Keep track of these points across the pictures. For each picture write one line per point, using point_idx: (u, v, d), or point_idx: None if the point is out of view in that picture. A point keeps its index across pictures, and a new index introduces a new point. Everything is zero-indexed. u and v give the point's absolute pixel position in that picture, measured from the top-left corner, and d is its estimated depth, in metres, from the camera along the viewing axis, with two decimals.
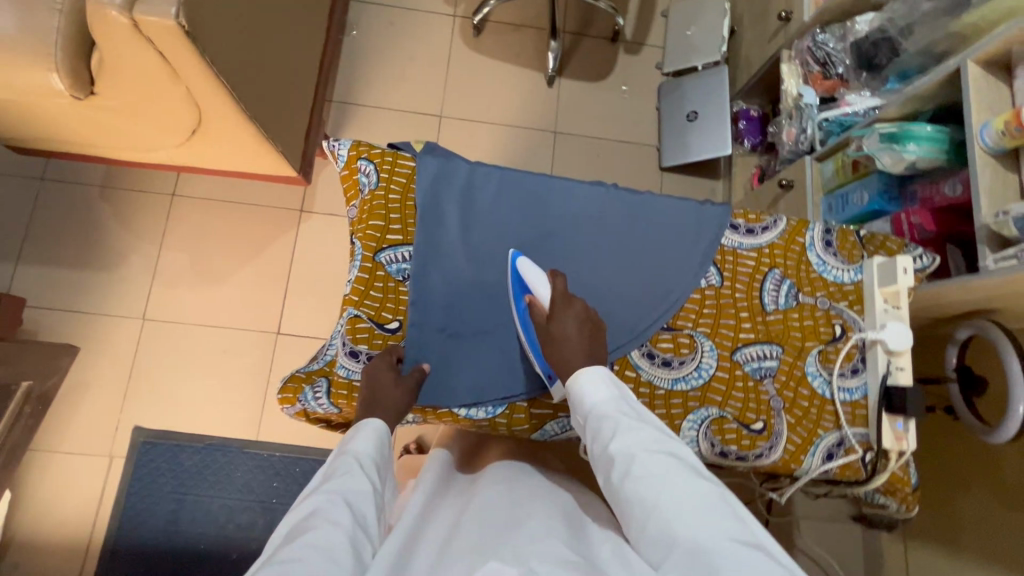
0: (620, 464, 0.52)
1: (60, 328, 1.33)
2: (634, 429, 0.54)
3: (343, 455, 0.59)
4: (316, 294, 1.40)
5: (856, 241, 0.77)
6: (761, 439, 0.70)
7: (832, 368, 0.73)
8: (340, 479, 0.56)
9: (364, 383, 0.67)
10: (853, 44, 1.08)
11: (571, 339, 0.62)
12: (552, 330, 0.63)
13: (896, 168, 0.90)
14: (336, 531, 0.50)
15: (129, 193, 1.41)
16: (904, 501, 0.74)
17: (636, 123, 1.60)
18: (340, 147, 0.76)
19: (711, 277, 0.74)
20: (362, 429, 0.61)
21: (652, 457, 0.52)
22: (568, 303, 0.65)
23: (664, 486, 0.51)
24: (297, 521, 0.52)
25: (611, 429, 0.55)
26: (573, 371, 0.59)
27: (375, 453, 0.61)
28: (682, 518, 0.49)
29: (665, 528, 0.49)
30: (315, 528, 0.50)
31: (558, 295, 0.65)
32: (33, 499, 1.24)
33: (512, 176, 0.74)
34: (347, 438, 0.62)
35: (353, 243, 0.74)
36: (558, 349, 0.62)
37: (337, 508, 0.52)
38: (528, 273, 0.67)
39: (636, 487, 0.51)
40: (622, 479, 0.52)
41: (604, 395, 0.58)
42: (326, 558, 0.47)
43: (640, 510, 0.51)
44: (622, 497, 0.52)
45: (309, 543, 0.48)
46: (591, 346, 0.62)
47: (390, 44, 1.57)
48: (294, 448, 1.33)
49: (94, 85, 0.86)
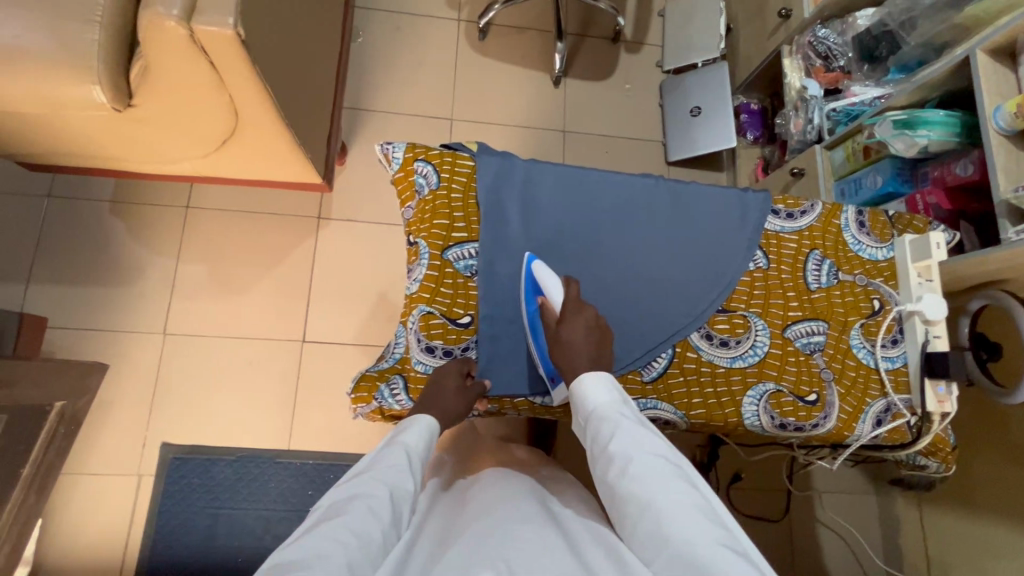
0: (617, 462, 0.54)
1: (79, 347, 1.30)
2: (632, 430, 0.56)
3: (394, 446, 0.61)
4: (338, 301, 1.39)
5: (886, 221, 0.83)
6: (816, 409, 0.75)
7: (875, 340, 0.77)
8: (387, 471, 0.58)
9: (431, 381, 0.71)
10: (854, 38, 1.15)
11: (579, 346, 0.64)
12: (563, 332, 0.65)
13: (909, 153, 0.97)
14: (371, 521, 0.51)
15: (141, 207, 1.38)
16: (944, 461, 0.80)
17: (641, 119, 1.64)
18: (394, 151, 0.78)
19: (759, 260, 0.79)
20: (416, 423, 0.64)
21: (649, 458, 0.53)
22: (580, 309, 0.67)
23: (659, 488, 0.51)
24: (340, 501, 0.54)
25: (611, 429, 0.56)
26: (578, 373, 0.61)
27: (423, 451, 0.63)
28: (675, 518, 0.49)
29: (659, 529, 0.49)
30: (353, 512, 0.52)
31: (570, 300, 0.68)
32: (63, 523, 1.21)
33: (566, 172, 0.78)
34: (398, 430, 0.64)
35: (417, 243, 0.76)
36: (565, 349, 0.64)
37: (381, 499, 0.54)
38: (545, 277, 0.69)
39: (631, 486, 0.52)
40: (619, 478, 0.53)
41: (606, 399, 0.60)
42: (360, 544, 0.49)
43: (634, 509, 0.51)
44: (617, 496, 0.53)
45: (346, 525, 0.50)
46: (598, 352, 0.64)
47: (397, 49, 1.58)
48: (326, 455, 1.32)
49: (132, 96, 0.85)
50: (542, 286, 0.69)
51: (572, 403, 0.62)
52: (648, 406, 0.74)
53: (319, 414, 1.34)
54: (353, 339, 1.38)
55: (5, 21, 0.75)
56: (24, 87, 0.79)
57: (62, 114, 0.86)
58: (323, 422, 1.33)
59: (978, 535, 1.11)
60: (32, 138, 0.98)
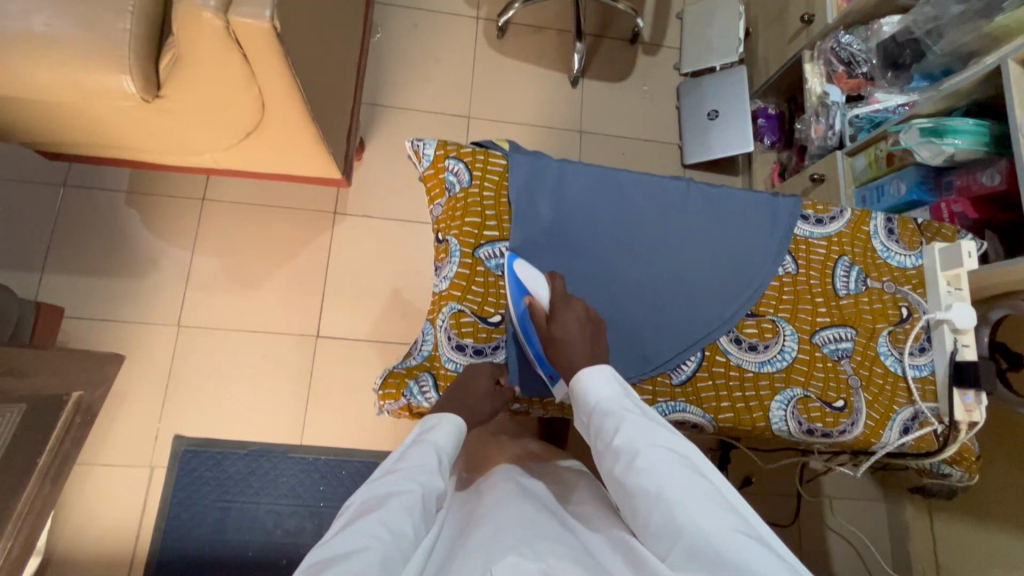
0: (624, 456, 0.53)
1: (93, 337, 1.30)
2: (637, 422, 0.55)
3: (422, 443, 0.60)
4: (353, 296, 1.39)
5: (916, 228, 0.83)
6: (843, 416, 0.75)
7: (903, 348, 0.78)
8: (418, 468, 0.57)
9: (461, 377, 0.71)
10: (878, 45, 1.15)
11: (573, 340, 0.63)
12: (554, 330, 0.64)
13: (935, 161, 0.96)
14: (404, 517, 0.51)
15: (157, 198, 1.38)
16: (968, 470, 0.80)
17: (658, 121, 1.63)
18: (425, 148, 0.79)
19: (788, 265, 0.79)
20: (444, 423, 0.63)
21: (657, 451, 0.52)
22: (567, 304, 0.66)
23: (668, 479, 0.50)
24: (372, 498, 0.53)
25: (615, 423, 0.55)
26: (578, 370, 0.60)
27: (450, 447, 0.63)
28: (687, 510, 0.48)
29: (672, 521, 0.48)
30: (387, 508, 0.51)
31: (557, 296, 0.67)
32: (76, 513, 1.21)
33: (597, 172, 0.78)
34: (424, 426, 0.63)
35: (448, 241, 0.76)
36: (561, 347, 0.63)
37: (414, 495, 0.54)
38: (526, 275, 0.70)
39: (638, 479, 0.51)
40: (627, 473, 0.52)
41: (607, 393, 0.59)
42: (394, 540, 0.49)
43: (643, 502, 0.51)
44: (627, 489, 0.53)
45: (379, 522, 0.50)
46: (593, 346, 0.63)
47: (416, 46, 1.58)
48: (338, 451, 1.31)
49: (162, 87, 0.84)
50: (528, 287, 0.70)
51: (574, 398, 0.61)
52: (677, 409, 0.75)
53: (331, 410, 1.33)
54: (367, 335, 1.37)
55: (39, 10, 0.75)
56: (54, 75, 0.78)
57: (90, 102, 0.85)
58: (335, 417, 1.32)
59: (991, 545, 1.10)
60: (52, 125, 0.97)
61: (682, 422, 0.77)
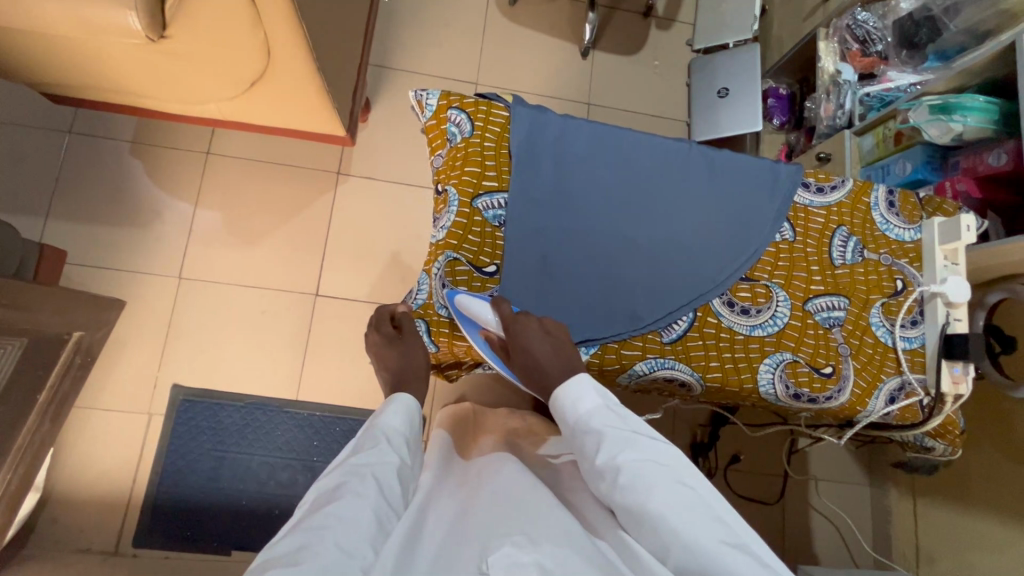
0: (607, 475, 0.55)
1: (96, 283, 1.31)
2: (617, 438, 0.57)
3: (375, 429, 0.63)
4: (352, 257, 1.39)
5: (916, 202, 0.84)
6: (831, 382, 0.76)
7: (895, 320, 0.79)
8: (369, 454, 0.59)
9: (382, 362, 0.74)
10: (895, 23, 1.13)
11: (543, 362, 0.65)
12: (523, 357, 0.66)
13: (942, 139, 0.96)
14: (362, 502, 0.53)
15: (161, 149, 1.38)
16: (951, 444, 0.82)
17: (667, 98, 1.61)
18: (429, 98, 0.80)
19: (786, 232, 0.80)
20: (393, 406, 0.66)
21: (639, 465, 0.54)
22: (520, 326, 0.66)
23: (651, 493, 0.52)
24: (326, 490, 0.55)
25: (595, 441, 0.57)
26: (553, 400, 0.63)
27: (401, 427, 0.65)
28: (671, 523, 0.51)
29: (657, 534, 0.51)
30: (341, 498, 0.53)
31: (506, 319, 0.68)
32: (76, 453, 1.24)
33: (598, 130, 0.79)
34: (378, 412, 0.66)
35: (447, 191, 0.77)
36: (536, 369, 0.65)
37: (367, 482, 0.56)
38: (472, 309, 0.69)
39: (623, 496, 0.54)
40: (613, 489, 0.55)
41: (587, 407, 0.61)
42: (350, 527, 0.51)
43: (632, 516, 0.53)
44: (615, 504, 0.55)
45: (334, 513, 0.51)
46: (561, 357, 0.65)
47: (425, 8, 1.55)
48: (332, 408, 1.32)
49: (167, 28, 0.84)
50: (479, 321, 0.69)
51: (558, 415, 0.63)
52: (666, 366, 0.75)
53: (326, 368, 1.34)
54: (365, 297, 1.38)
55: None
56: (62, 7, 0.78)
57: (98, 39, 0.85)
58: (331, 375, 1.34)
59: (971, 528, 1.12)
60: (60, 62, 0.97)
61: (669, 381, 0.78)
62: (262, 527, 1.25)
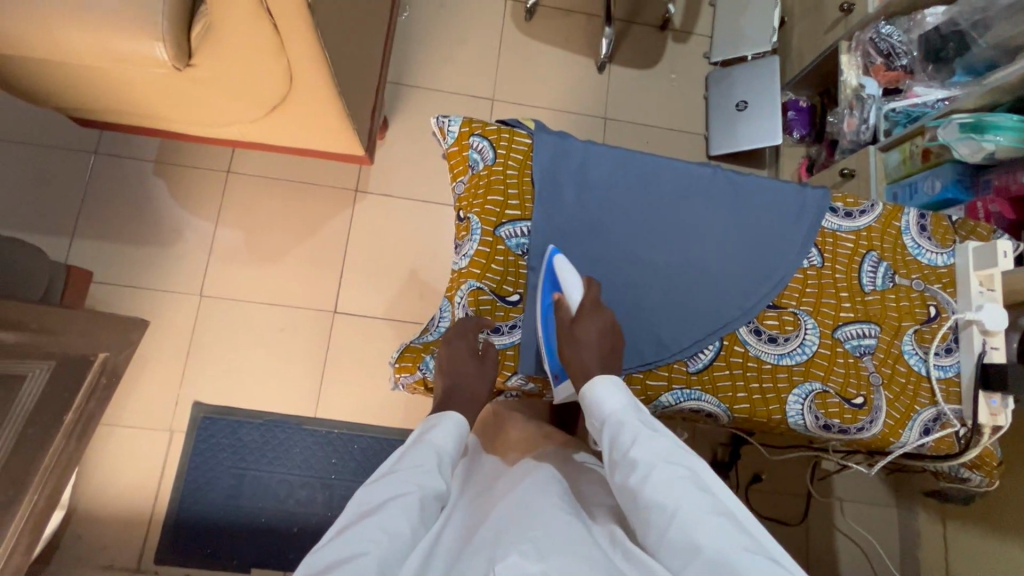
0: (640, 468, 0.54)
1: (120, 302, 1.33)
2: (652, 437, 0.56)
3: (425, 441, 0.62)
4: (370, 274, 1.40)
5: (949, 226, 0.82)
6: (862, 413, 0.75)
7: (928, 348, 0.77)
8: (418, 469, 0.58)
9: (444, 363, 0.70)
10: (922, 37, 1.11)
11: (591, 346, 0.65)
12: (577, 331, 0.66)
13: (974, 157, 0.94)
14: (405, 520, 0.53)
15: (182, 168, 1.40)
16: (987, 475, 0.80)
17: (684, 111, 1.60)
18: (450, 124, 0.80)
19: (813, 258, 0.78)
20: (449, 420, 0.64)
21: (672, 466, 0.54)
22: (595, 312, 0.67)
23: (683, 494, 0.52)
24: (371, 498, 0.55)
25: (631, 435, 0.57)
26: (591, 376, 0.63)
27: (452, 449, 0.64)
28: (704, 529, 0.49)
29: (685, 535, 0.49)
30: (387, 511, 0.53)
31: (588, 301, 0.68)
32: (99, 470, 1.25)
33: (621, 157, 0.78)
34: (427, 424, 0.65)
35: (469, 218, 0.77)
36: (578, 349, 0.65)
37: (411, 498, 0.55)
38: (563, 270, 0.70)
39: (654, 493, 0.52)
40: (641, 484, 0.53)
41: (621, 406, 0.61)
42: (392, 547, 0.50)
43: (657, 516, 0.51)
44: (638, 502, 0.53)
45: (378, 525, 0.51)
46: (608, 356, 0.66)
47: (442, 26, 1.56)
48: (350, 425, 1.33)
49: (192, 55, 0.85)
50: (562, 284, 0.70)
51: (584, 410, 0.62)
52: (692, 397, 0.74)
53: (343, 386, 1.34)
54: (382, 312, 1.38)
55: None
56: (90, 39, 0.79)
57: (124, 69, 0.86)
58: (349, 393, 1.34)
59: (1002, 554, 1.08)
60: (86, 89, 0.99)
61: (694, 412, 0.77)
62: (280, 546, 1.25)
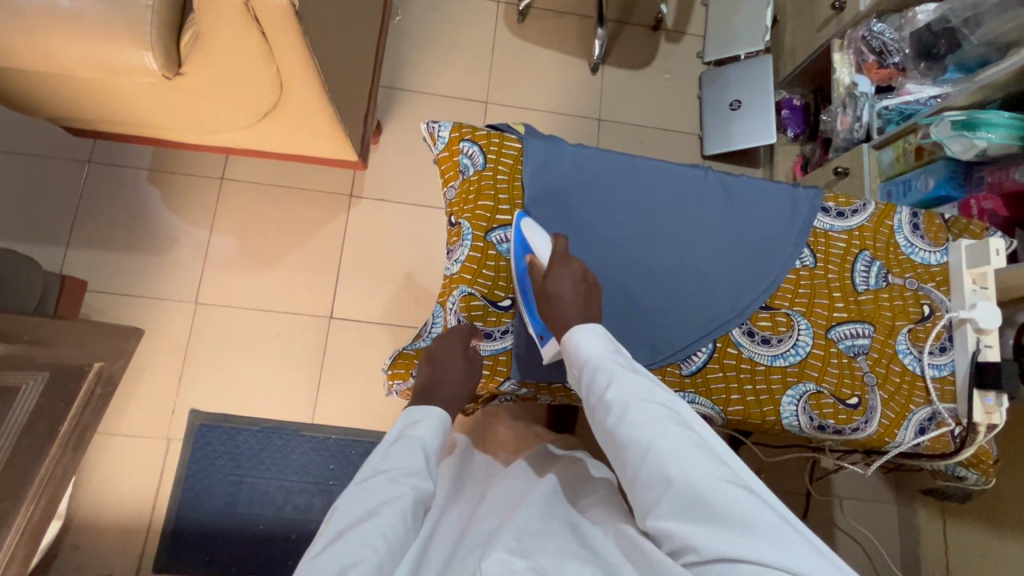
0: (615, 409, 0.53)
1: (115, 310, 1.33)
2: (627, 377, 0.55)
3: (413, 440, 0.61)
4: (366, 278, 1.39)
5: (942, 224, 0.82)
6: (857, 413, 0.74)
7: (922, 347, 0.77)
8: (408, 470, 0.58)
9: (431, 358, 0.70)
10: (912, 35, 1.11)
11: (566, 298, 0.63)
12: (549, 286, 0.64)
13: (965, 155, 0.94)
14: (398, 525, 0.53)
15: (176, 176, 1.40)
16: (984, 473, 0.79)
17: (678, 110, 1.59)
18: (440, 130, 0.80)
19: (805, 258, 0.78)
20: (432, 417, 0.63)
21: (648, 404, 0.53)
22: (565, 263, 0.66)
23: (659, 431, 0.51)
24: (363, 501, 0.55)
25: (606, 377, 0.55)
26: (570, 326, 0.60)
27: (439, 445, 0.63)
28: (679, 463, 0.49)
29: (661, 472, 0.49)
30: (381, 516, 0.53)
31: (557, 254, 0.67)
32: (97, 479, 1.25)
33: (611, 159, 0.78)
34: (409, 419, 0.64)
35: (460, 224, 0.77)
36: (552, 305, 0.63)
37: (404, 501, 0.55)
38: (532, 233, 0.70)
39: (628, 433, 0.52)
40: (617, 425, 0.53)
41: (599, 347, 0.58)
42: (388, 553, 0.51)
43: (634, 454, 0.51)
44: (616, 442, 0.53)
45: (372, 531, 0.51)
46: (585, 305, 0.63)
47: (435, 30, 1.56)
48: (347, 431, 1.32)
49: (181, 64, 0.85)
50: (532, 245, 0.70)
51: (563, 355, 0.61)
52: (685, 400, 0.74)
53: (340, 392, 1.34)
54: (378, 317, 1.38)
55: None
56: (78, 50, 0.79)
57: (114, 78, 0.86)
58: (346, 399, 1.34)
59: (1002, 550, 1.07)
60: (77, 99, 0.98)
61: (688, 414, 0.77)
62: (279, 553, 1.25)
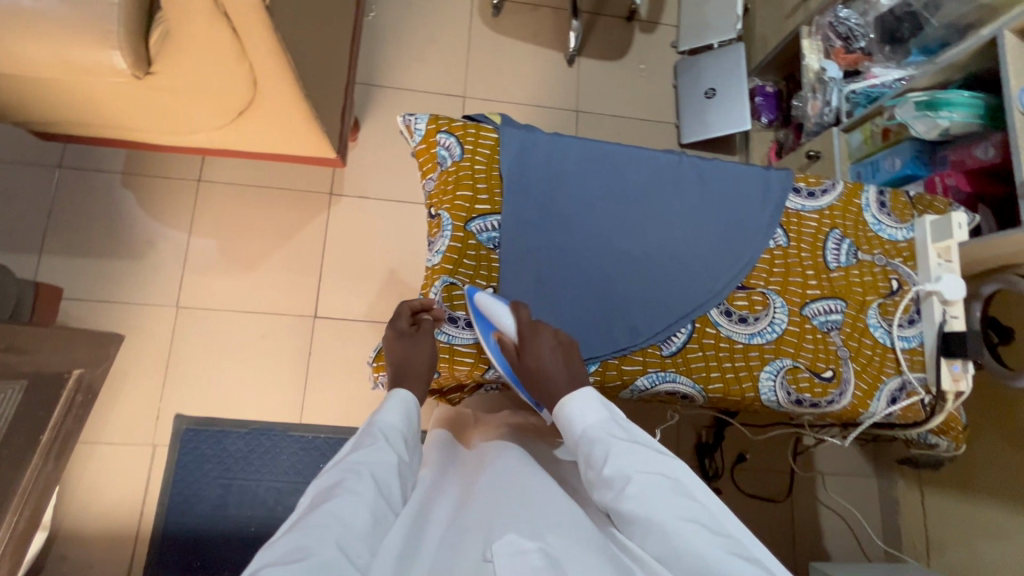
0: (615, 484, 0.54)
1: (93, 317, 1.31)
2: (623, 448, 0.56)
3: (373, 426, 0.61)
4: (349, 276, 1.39)
5: (908, 202, 0.85)
6: (832, 386, 0.77)
7: (892, 320, 0.80)
8: (367, 451, 0.58)
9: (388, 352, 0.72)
10: (877, 19, 1.14)
11: (547, 371, 0.64)
12: (529, 362, 0.66)
13: (930, 134, 0.97)
14: (359, 501, 0.53)
15: (151, 178, 1.38)
16: (954, 440, 0.83)
17: (655, 100, 1.61)
18: (417, 122, 0.80)
19: (779, 238, 0.80)
20: (390, 401, 0.65)
21: (646, 476, 0.54)
22: (535, 333, 0.67)
23: (659, 505, 0.52)
24: (324, 487, 0.54)
25: (603, 451, 0.56)
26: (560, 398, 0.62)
27: (401, 425, 0.64)
28: (682, 535, 0.50)
29: (666, 543, 0.51)
30: (337, 497, 0.52)
31: (523, 325, 0.68)
32: (81, 488, 1.23)
33: (587, 147, 0.79)
34: (376, 408, 0.64)
35: (440, 215, 0.77)
36: (538, 378, 0.65)
37: (363, 480, 0.55)
38: (489, 306, 0.70)
39: (630, 506, 0.53)
40: (618, 499, 0.54)
41: (593, 418, 0.60)
42: (349, 529, 0.50)
43: (638, 528, 0.53)
44: (620, 515, 0.54)
45: (331, 511, 0.51)
46: (567, 368, 0.65)
47: (410, 25, 1.55)
48: (337, 429, 1.32)
49: (151, 63, 0.84)
50: (494, 321, 0.70)
51: (559, 426, 0.62)
52: (667, 380, 0.76)
53: (327, 391, 1.34)
54: (363, 315, 1.38)
55: None
56: (45, 52, 0.78)
57: (83, 80, 0.85)
58: (333, 397, 1.33)
59: (976, 516, 1.11)
60: (45, 102, 0.97)
61: (670, 395, 0.78)
62: None
